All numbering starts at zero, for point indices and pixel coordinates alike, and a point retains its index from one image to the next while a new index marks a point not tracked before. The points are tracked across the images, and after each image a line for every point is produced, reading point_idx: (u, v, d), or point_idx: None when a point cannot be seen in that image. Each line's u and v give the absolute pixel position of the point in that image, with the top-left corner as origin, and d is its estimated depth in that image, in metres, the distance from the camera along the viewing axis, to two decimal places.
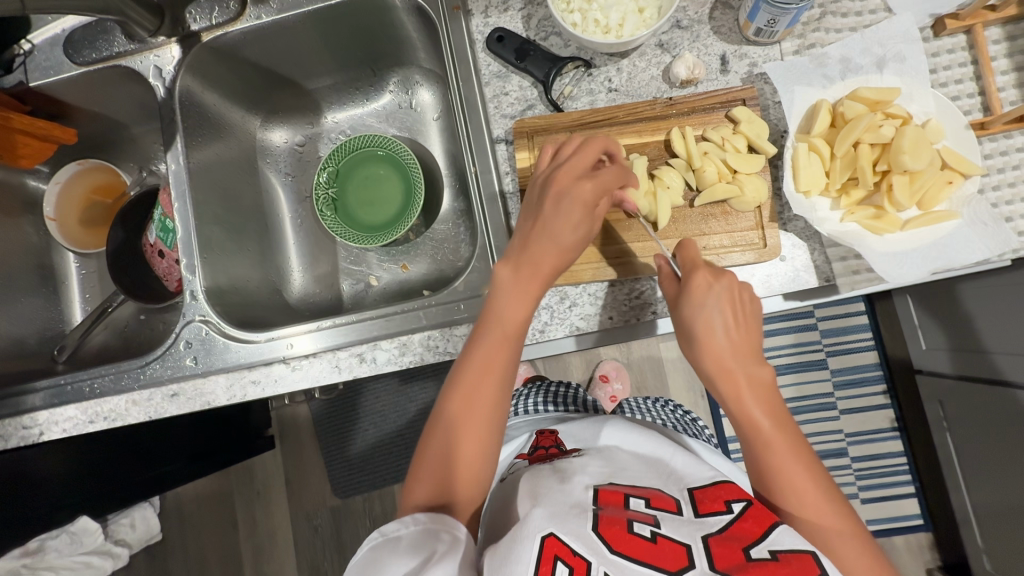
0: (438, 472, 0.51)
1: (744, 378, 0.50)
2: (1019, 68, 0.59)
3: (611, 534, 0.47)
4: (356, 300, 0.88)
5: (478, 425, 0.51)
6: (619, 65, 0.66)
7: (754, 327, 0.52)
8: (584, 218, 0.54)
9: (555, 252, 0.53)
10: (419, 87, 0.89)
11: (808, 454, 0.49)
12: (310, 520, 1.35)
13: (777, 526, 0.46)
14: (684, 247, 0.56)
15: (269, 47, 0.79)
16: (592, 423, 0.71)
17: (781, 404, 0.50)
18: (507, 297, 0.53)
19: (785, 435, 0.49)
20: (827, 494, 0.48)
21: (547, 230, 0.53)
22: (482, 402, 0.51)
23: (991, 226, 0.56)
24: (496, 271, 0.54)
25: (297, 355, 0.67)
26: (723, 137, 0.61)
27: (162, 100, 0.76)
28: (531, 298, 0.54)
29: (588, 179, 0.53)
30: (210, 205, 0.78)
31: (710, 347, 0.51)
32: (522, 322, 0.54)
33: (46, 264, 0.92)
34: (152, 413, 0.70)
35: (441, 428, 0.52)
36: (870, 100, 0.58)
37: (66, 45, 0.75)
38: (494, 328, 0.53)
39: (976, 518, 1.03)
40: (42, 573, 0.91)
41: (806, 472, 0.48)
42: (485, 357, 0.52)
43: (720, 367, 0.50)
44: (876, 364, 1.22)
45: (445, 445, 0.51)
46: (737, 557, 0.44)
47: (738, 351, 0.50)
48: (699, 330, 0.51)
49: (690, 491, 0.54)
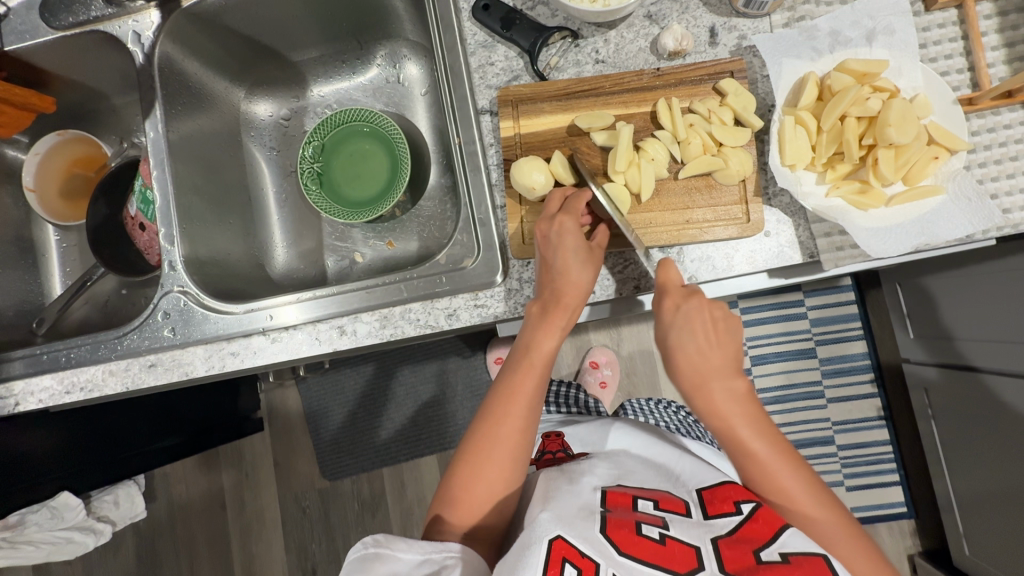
0: (457, 493, 0.55)
1: (718, 394, 0.52)
2: (1009, 43, 0.59)
3: (620, 536, 0.48)
4: (341, 276, 0.87)
5: (494, 451, 0.55)
6: (606, 36, 0.65)
7: (731, 353, 0.53)
8: (576, 250, 0.57)
9: (576, 295, 0.57)
10: (407, 61, 0.87)
11: (789, 449, 0.52)
12: (298, 502, 1.34)
13: (786, 528, 0.47)
14: (663, 267, 0.57)
15: (252, 15, 0.78)
16: (598, 427, 0.73)
17: (760, 411, 0.53)
18: (536, 334, 0.57)
19: (765, 443, 0.51)
20: (813, 488, 0.51)
21: (568, 272, 0.57)
22: (504, 433, 0.55)
23: (976, 201, 0.56)
24: (528, 310, 0.59)
25: (277, 327, 0.66)
26: (710, 109, 0.61)
27: (140, 66, 0.74)
28: (558, 336, 0.57)
29: (558, 219, 0.58)
30: (189, 175, 0.77)
31: (686, 365, 0.53)
32: (549, 359, 0.57)
33: (25, 236, 0.90)
34: (130, 384, 0.69)
35: (462, 455, 0.56)
36: (857, 72, 0.57)
37: (43, 9, 0.73)
38: (522, 362, 0.57)
39: (958, 506, 1.03)
40: (21, 547, 0.88)
41: (788, 467, 0.51)
42: (511, 389, 0.56)
43: (695, 383, 0.52)
44: (864, 353, 1.23)
45: (468, 469, 0.55)
46: (747, 561, 0.45)
47: (715, 370, 0.52)
48: (674, 351, 0.53)
49: (699, 492, 0.55)
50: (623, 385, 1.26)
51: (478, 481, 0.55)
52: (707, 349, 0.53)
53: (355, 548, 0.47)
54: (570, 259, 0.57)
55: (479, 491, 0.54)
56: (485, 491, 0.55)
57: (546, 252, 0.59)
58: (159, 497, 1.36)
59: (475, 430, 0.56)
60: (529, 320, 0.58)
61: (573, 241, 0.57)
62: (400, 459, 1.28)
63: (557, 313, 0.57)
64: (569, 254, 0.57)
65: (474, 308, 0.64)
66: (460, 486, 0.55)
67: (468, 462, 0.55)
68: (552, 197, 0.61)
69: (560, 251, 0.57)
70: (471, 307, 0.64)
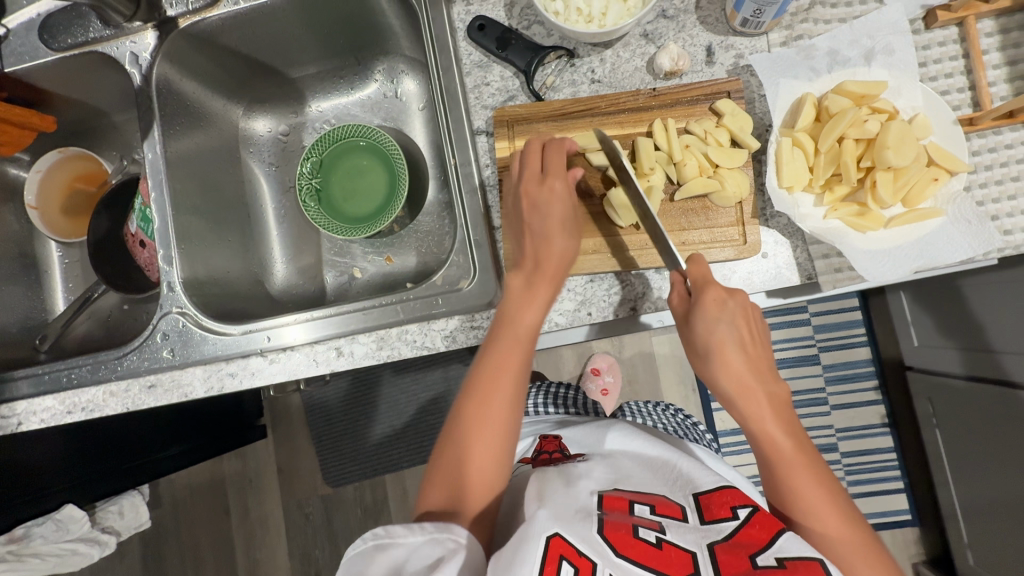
0: (450, 473, 0.53)
1: (759, 394, 0.51)
2: (1011, 62, 0.58)
3: (617, 537, 0.48)
4: (340, 292, 0.87)
5: (485, 427, 0.54)
6: (602, 56, 0.65)
7: (763, 352, 0.53)
8: (565, 215, 0.58)
9: (560, 260, 0.57)
10: (405, 76, 0.87)
11: (822, 468, 0.51)
12: (301, 509, 1.34)
13: (783, 533, 0.47)
14: (692, 263, 0.56)
15: (249, 35, 0.78)
16: (596, 429, 0.72)
17: (796, 421, 0.53)
18: (519, 303, 0.56)
19: (804, 454, 0.51)
20: (844, 513, 0.50)
21: (551, 240, 0.57)
22: (497, 404, 0.54)
23: (975, 224, 0.55)
24: (508, 281, 0.58)
25: (274, 348, 0.67)
26: (706, 130, 0.60)
27: (139, 88, 0.74)
28: (544, 304, 0.57)
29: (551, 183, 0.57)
30: (188, 195, 0.77)
31: (729, 366, 0.52)
32: (533, 331, 0.56)
33: (29, 253, 0.91)
34: (130, 405, 0.70)
35: (453, 438, 0.54)
36: (855, 94, 0.57)
37: (42, 30, 0.74)
38: (506, 335, 0.56)
39: (964, 514, 1.03)
40: (27, 559, 0.91)
41: (817, 481, 0.50)
42: (496, 361, 0.55)
43: (736, 384, 0.52)
44: (868, 360, 1.22)
45: (459, 441, 0.54)
46: (743, 565, 0.44)
47: (756, 372, 0.52)
48: (718, 349, 0.52)
49: (695, 496, 0.54)
50: (624, 392, 1.26)
51: (470, 460, 0.53)
52: (748, 348, 0.52)
53: (355, 544, 0.47)
54: (554, 227, 0.57)
55: (472, 470, 0.53)
56: (479, 464, 0.53)
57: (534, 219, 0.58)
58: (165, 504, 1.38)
59: (464, 403, 0.55)
60: (511, 290, 0.57)
61: (559, 208, 0.57)
62: (402, 466, 1.27)
63: (542, 283, 0.57)
64: (554, 221, 0.57)
65: (471, 329, 0.64)
66: (452, 467, 0.54)
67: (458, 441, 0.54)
68: (528, 155, 0.60)
69: (546, 219, 0.57)
70: (467, 328, 0.64)
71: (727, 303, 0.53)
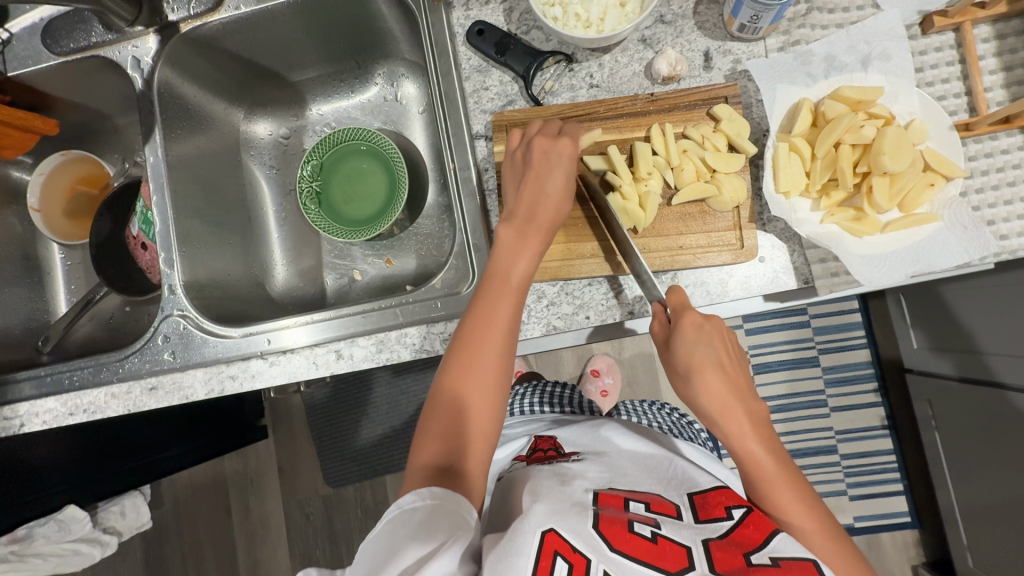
0: (443, 423, 0.51)
1: (740, 413, 0.51)
2: (1007, 67, 0.58)
3: (613, 532, 0.48)
4: (341, 294, 0.88)
5: (478, 378, 0.52)
6: (601, 60, 0.65)
7: (742, 371, 0.53)
8: (568, 170, 0.56)
9: (554, 212, 0.55)
10: (405, 80, 0.87)
11: (804, 483, 0.51)
12: (302, 509, 1.35)
13: (776, 534, 0.47)
14: (673, 292, 0.55)
15: (250, 39, 0.78)
16: (591, 428, 0.72)
17: (778, 438, 0.52)
18: (512, 252, 0.55)
19: (786, 472, 0.50)
20: (829, 528, 0.50)
21: (546, 192, 0.55)
22: (488, 353, 0.52)
23: (971, 229, 0.55)
24: (498, 232, 0.56)
25: (274, 351, 0.67)
26: (704, 135, 0.60)
27: (140, 92, 0.75)
28: (537, 253, 0.55)
29: (557, 143, 0.56)
30: (189, 198, 0.78)
31: (709, 387, 0.51)
32: (525, 281, 0.54)
33: (31, 254, 0.92)
34: (132, 407, 0.70)
35: (444, 389, 0.52)
36: (851, 99, 0.57)
37: (44, 35, 0.74)
38: (496, 286, 0.54)
39: (963, 516, 1.03)
40: (30, 559, 0.92)
41: (800, 497, 0.50)
42: (488, 310, 0.53)
43: (718, 404, 0.51)
44: (867, 363, 1.22)
45: (451, 390, 0.52)
46: (738, 562, 0.45)
47: (737, 390, 0.51)
48: (700, 370, 0.51)
49: (690, 496, 0.54)
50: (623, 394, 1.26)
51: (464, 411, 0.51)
52: (728, 367, 0.52)
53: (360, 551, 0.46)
54: (553, 180, 0.55)
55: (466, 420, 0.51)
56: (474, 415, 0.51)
57: (535, 172, 0.56)
58: (167, 504, 1.38)
59: (453, 353, 0.53)
60: (502, 239, 0.55)
61: (566, 165, 0.56)
62: (401, 466, 1.28)
63: (536, 233, 0.55)
64: (557, 175, 0.56)
65: None
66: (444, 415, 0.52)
67: (450, 390, 0.52)
68: (550, 125, 0.59)
69: (549, 171, 0.56)
70: None
71: (704, 327, 0.53)
